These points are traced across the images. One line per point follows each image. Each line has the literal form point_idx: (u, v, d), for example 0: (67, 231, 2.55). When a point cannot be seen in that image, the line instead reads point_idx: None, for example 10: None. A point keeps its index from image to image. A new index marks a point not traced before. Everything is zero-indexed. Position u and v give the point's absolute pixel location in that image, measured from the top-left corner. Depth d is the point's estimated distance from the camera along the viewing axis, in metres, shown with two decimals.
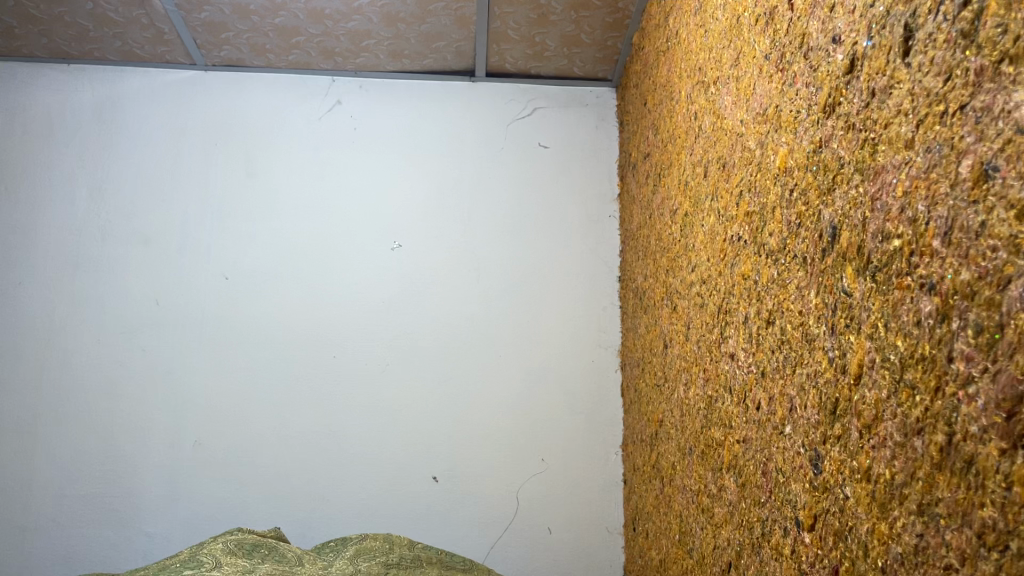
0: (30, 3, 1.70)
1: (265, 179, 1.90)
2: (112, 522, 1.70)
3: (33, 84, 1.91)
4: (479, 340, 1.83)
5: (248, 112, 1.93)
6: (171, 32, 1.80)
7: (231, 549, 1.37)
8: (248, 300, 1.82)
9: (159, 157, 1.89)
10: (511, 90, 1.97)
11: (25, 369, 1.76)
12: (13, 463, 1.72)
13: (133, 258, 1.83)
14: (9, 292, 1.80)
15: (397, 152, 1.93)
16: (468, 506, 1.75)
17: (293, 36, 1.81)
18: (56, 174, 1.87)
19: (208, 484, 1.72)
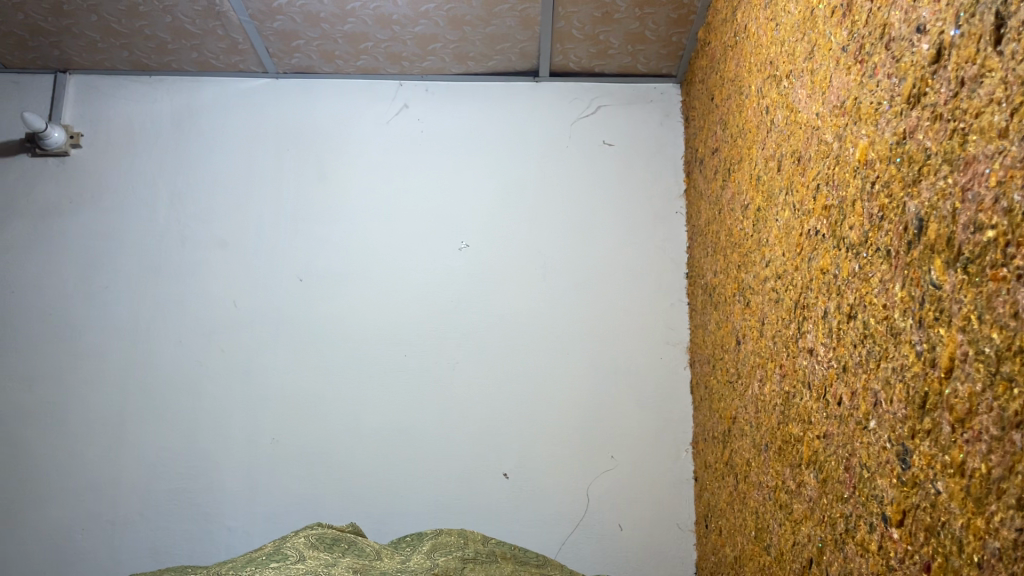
0: (113, 17, 1.78)
1: (335, 182, 1.94)
2: (195, 517, 1.75)
3: (114, 96, 1.99)
4: (547, 338, 1.85)
5: (319, 117, 1.98)
6: (245, 42, 1.86)
7: (313, 543, 1.42)
8: (321, 301, 1.87)
9: (234, 163, 1.95)
10: (575, 89, 1.98)
11: (111, 369, 1.83)
12: (102, 460, 1.79)
13: (212, 262, 1.89)
14: (95, 296, 1.88)
15: (463, 153, 1.96)
16: (538, 502, 1.76)
17: (362, 42, 1.85)
18: (138, 182, 1.94)
19: (286, 480, 1.77)
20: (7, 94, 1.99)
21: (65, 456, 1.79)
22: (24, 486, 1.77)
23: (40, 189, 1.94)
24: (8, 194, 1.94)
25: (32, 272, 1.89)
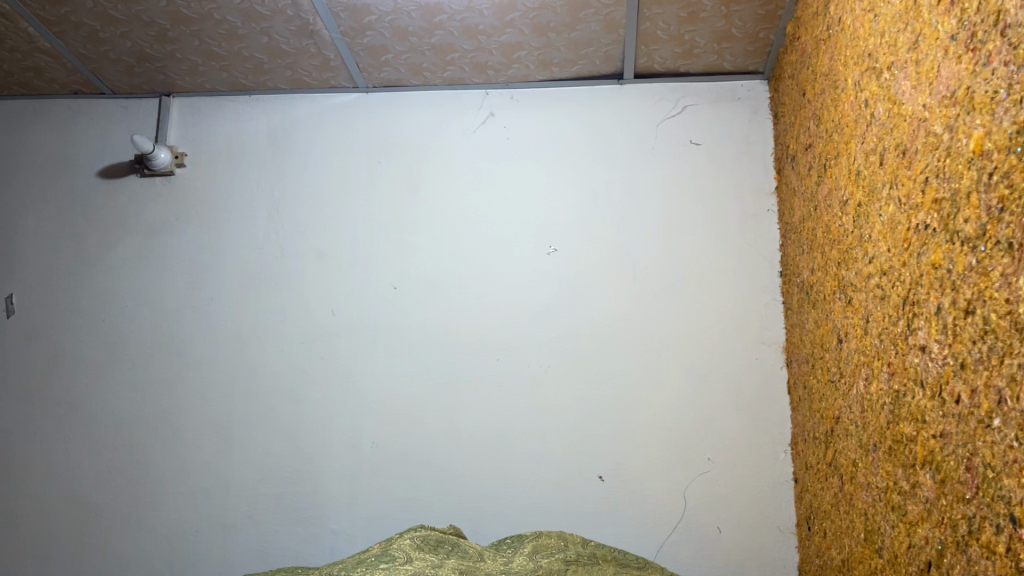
0: (213, 41, 1.86)
1: (425, 192, 1.99)
2: (301, 520, 1.81)
3: (214, 115, 2.08)
4: (639, 340, 1.84)
5: (408, 128, 2.03)
6: (336, 58, 1.92)
7: (419, 544, 1.45)
8: (414, 308, 1.91)
9: (328, 176, 2.02)
10: (660, 90, 1.98)
11: (218, 377, 1.91)
12: (211, 465, 1.86)
13: (310, 272, 1.96)
14: (201, 307, 1.96)
15: (550, 158, 1.98)
16: (635, 505, 1.75)
17: (449, 54, 1.89)
18: (238, 197, 2.02)
19: (386, 483, 1.81)
20: (116, 118, 2.10)
21: (177, 461, 1.87)
22: (140, 489, 1.86)
23: (149, 208, 2.04)
24: (119, 213, 2.04)
25: (143, 287, 1.99)
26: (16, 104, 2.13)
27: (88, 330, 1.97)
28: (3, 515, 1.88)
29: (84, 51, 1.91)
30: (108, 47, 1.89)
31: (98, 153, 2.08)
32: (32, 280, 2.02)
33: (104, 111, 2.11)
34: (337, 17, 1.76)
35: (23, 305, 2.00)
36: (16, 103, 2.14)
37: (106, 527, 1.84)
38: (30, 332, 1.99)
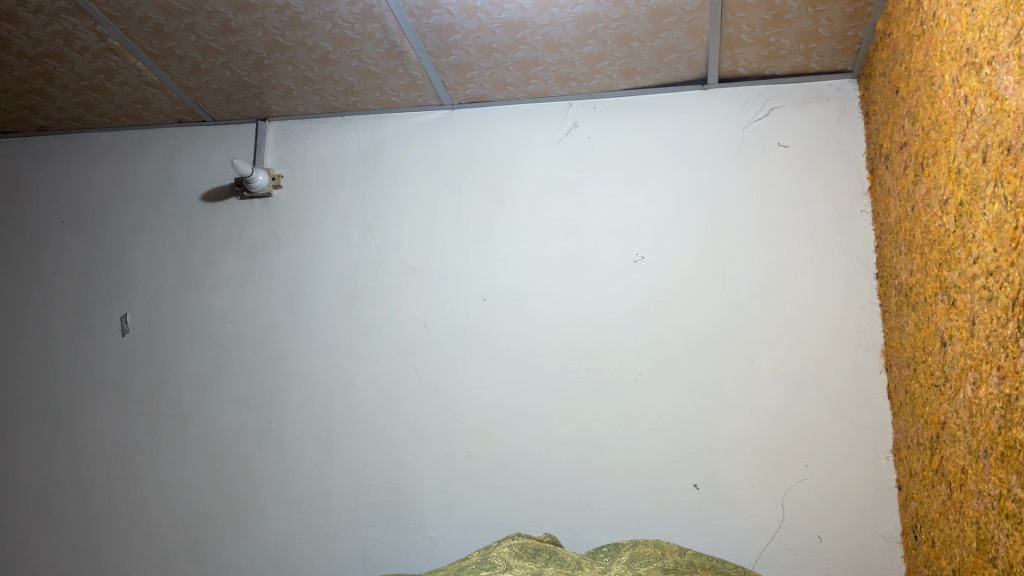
0: (306, 67, 1.94)
1: (512, 204, 2.02)
2: (400, 527, 1.85)
3: (309, 138, 2.16)
4: (731, 347, 1.83)
5: (493, 142, 2.07)
6: (423, 77, 1.97)
7: (517, 552, 1.47)
8: (503, 319, 1.94)
9: (417, 192, 2.07)
10: (746, 93, 1.97)
11: (318, 388, 1.98)
12: (314, 474, 1.93)
13: (403, 286, 2.01)
14: (301, 322, 2.04)
15: (635, 166, 1.98)
16: (732, 513, 1.73)
17: (532, 67, 1.91)
18: (333, 216, 2.10)
19: (482, 491, 1.84)
20: (216, 144, 2.21)
21: (281, 471, 1.94)
22: (247, 498, 1.94)
23: (249, 228, 2.13)
24: (222, 234, 2.14)
25: (246, 304, 2.08)
26: (125, 134, 2.26)
27: (195, 346, 2.07)
28: (121, 523, 1.98)
29: (187, 82, 2.01)
30: (209, 77, 1.99)
31: (201, 177, 2.19)
32: (143, 300, 2.13)
33: (205, 138, 2.22)
34: (424, 37, 1.81)
35: (135, 323, 2.11)
36: (125, 133, 2.26)
37: (217, 534, 1.93)
38: (142, 349, 2.09)
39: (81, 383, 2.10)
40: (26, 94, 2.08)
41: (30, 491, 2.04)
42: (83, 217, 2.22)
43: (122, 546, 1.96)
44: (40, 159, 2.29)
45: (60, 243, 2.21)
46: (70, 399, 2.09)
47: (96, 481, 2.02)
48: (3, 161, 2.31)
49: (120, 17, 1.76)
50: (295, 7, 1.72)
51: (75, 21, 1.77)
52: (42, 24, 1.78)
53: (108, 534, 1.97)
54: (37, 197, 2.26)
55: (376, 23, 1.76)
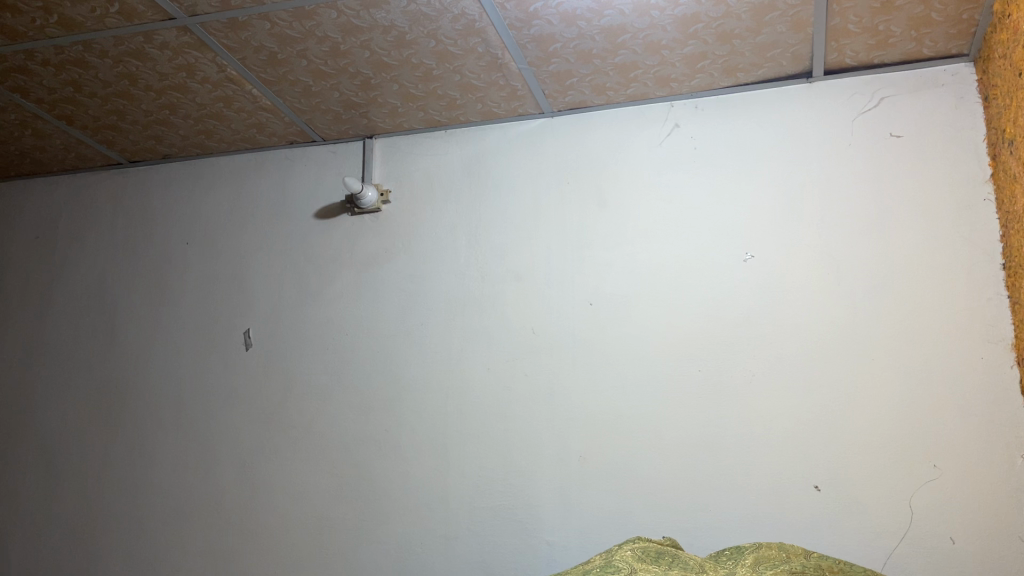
0: (411, 84, 2.00)
1: (615, 207, 2.03)
2: (517, 532, 1.88)
3: (414, 153, 2.23)
4: (848, 345, 1.79)
5: (594, 147, 2.08)
6: (523, 88, 2.00)
7: (640, 556, 1.48)
8: (611, 323, 1.95)
9: (521, 200, 2.10)
10: (854, 84, 1.92)
11: (432, 395, 2.03)
12: (432, 479, 1.98)
13: (510, 293, 2.05)
14: (413, 331, 2.10)
15: (740, 164, 1.96)
16: (856, 515, 1.69)
17: (632, 71, 1.92)
18: (440, 227, 2.15)
19: (597, 495, 1.85)
20: (327, 163, 2.29)
21: (400, 477, 2.00)
22: (369, 503, 2.00)
23: (361, 243, 2.21)
24: (335, 249, 2.23)
25: (360, 316, 2.15)
26: (242, 157, 2.37)
27: (313, 358, 2.16)
28: (252, 528, 2.07)
29: (299, 105, 2.10)
30: (319, 99, 2.07)
31: (313, 195, 2.28)
32: (264, 315, 2.23)
33: (316, 158, 2.31)
34: (524, 48, 1.83)
35: (257, 338, 2.22)
36: (241, 156, 2.38)
37: (341, 539, 2.00)
38: (264, 362, 2.19)
39: (209, 396, 2.21)
40: (152, 125, 2.21)
41: (167, 499, 2.16)
42: (206, 239, 2.34)
43: (254, 550, 2.06)
44: (164, 185, 2.43)
45: (185, 264, 2.34)
46: (199, 411, 2.20)
47: (226, 489, 2.12)
48: (132, 189, 2.45)
49: (237, 48, 1.85)
50: (401, 27, 1.77)
51: (197, 54, 1.88)
52: (167, 59, 1.89)
53: (240, 538, 2.07)
54: (163, 221, 2.40)
55: (478, 37, 1.80)
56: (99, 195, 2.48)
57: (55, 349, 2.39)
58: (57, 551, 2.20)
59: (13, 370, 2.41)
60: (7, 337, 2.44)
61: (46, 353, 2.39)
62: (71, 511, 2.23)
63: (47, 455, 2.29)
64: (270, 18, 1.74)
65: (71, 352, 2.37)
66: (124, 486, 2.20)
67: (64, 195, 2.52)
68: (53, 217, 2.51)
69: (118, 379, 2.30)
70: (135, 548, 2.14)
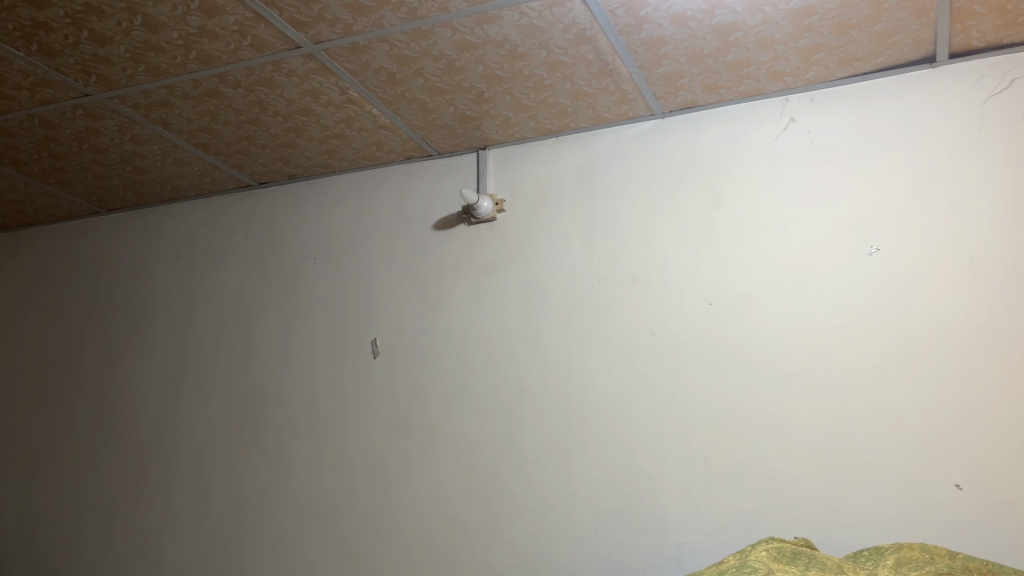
0: (522, 95, 2.04)
1: (731, 205, 2.02)
2: (644, 532, 1.89)
3: (526, 162, 2.28)
4: (985, 338, 1.72)
5: (707, 146, 2.07)
6: (634, 91, 2.02)
7: (775, 556, 1.47)
8: (731, 322, 1.94)
9: (634, 202, 2.12)
10: (981, 66, 1.85)
11: (553, 398, 2.07)
12: (556, 480, 2.01)
13: (627, 296, 2.06)
14: (532, 336, 2.14)
15: (861, 156, 1.92)
16: (1002, 514, 1.62)
17: (745, 68, 1.90)
18: (554, 233, 2.19)
19: (725, 495, 1.84)
20: (442, 176, 2.37)
21: (525, 478, 2.05)
22: (496, 504, 2.06)
23: (478, 252, 2.27)
24: (454, 259, 2.30)
25: (480, 322, 2.21)
26: (362, 174, 2.48)
27: (437, 364, 2.23)
28: (386, 529, 2.16)
29: (415, 122, 2.18)
30: (435, 115, 2.15)
31: (431, 207, 2.36)
32: (389, 324, 2.32)
33: (432, 171, 2.39)
34: (635, 53, 1.85)
35: (384, 347, 2.31)
36: (361, 173, 2.48)
37: (472, 539, 2.06)
38: (391, 369, 2.28)
39: (340, 403, 2.32)
40: (279, 148, 2.33)
41: (306, 502, 2.27)
42: (332, 254, 2.46)
43: (389, 550, 2.14)
44: (291, 204, 2.56)
45: (314, 277, 2.46)
46: (333, 418, 2.31)
47: (361, 491, 2.22)
48: (261, 209, 2.60)
49: (358, 71, 1.94)
50: (513, 40, 1.82)
51: (321, 79, 1.98)
52: (294, 85, 2.00)
53: (375, 539, 2.16)
54: (291, 239, 2.53)
55: (589, 45, 1.83)
56: (232, 217, 2.64)
57: (198, 362, 2.55)
58: (207, 552, 2.35)
59: (161, 383, 2.58)
60: (154, 353, 2.63)
61: (190, 366, 2.56)
62: (219, 514, 2.37)
63: (195, 462, 2.45)
64: (389, 41, 1.82)
65: (212, 365, 2.53)
66: (266, 490, 2.33)
67: (200, 218, 2.69)
68: (191, 239, 2.68)
69: (256, 388, 2.44)
70: (278, 548, 2.27)
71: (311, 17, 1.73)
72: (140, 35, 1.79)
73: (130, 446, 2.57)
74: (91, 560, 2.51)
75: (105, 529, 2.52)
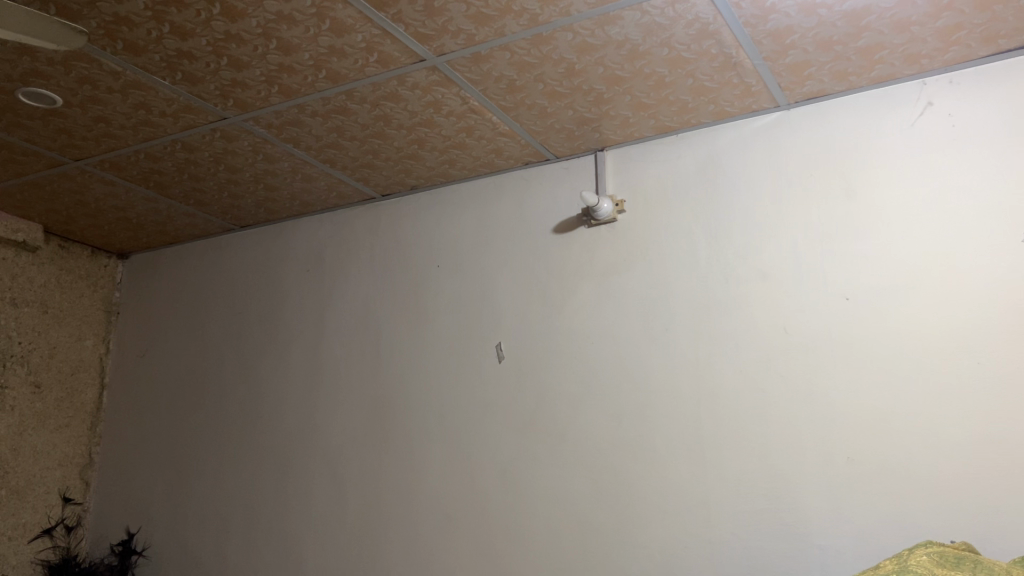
0: (643, 94, 2.03)
1: (866, 196, 1.94)
2: (785, 536, 1.84)
3: (645, 161, 2.26)
4: None
5: (837, 136, 2.01)
6: (758, 84, 1.97)
7: (937, 560, 1.40)
8: (871, 317, 1.87)
9: (761, 197, 2.07)
10: None
11: (684, 399, 2.04)
12: (690, 482, 1.98)
13: (757, 293, 2.01)
14: (659, 336, 2.12)
15: (1008, 138, 1.81)
16: None
17: (877, 53, 1.83)
18: (678, 232, 2.16)
19: (871, 497, 1.77)
20: (560, 179, 2.38)
21: (657, 480, 2.03)
22: (629, 507, 2.04)
23: (600, 253, 2.26)
24: (576, 261, 2.30)
25: (605, 324, 2.21)
26: (481, 181, 2.51)
27: (562, 366, 2.24)
28: (518, 531, 2.18)
29: (534, 127, 2.20)
30: (554, 119, 2.15)
31: (550, 211, 2.37)
32: (513, 328, 2.35)
33: (550, 175, 2.40)
34: (760, 44, 1.81)
35: (509, 351, 2.33)
36: (480, 180, 2.52)
37: (605, 542, 2.05)
38: (517, 373, 2.30)
39: (468, 407, 2.35)
40: (402, 160, 2.39)
41: (438, 504, 2.32)
42: (454, 261, 2.50)
43: (522, 552, 2.16)
44: (413, 214, 2.62)
45: (438, 285, 2.51)
46: (462, 421, 2.35)
47: (492, 494, 2.24)
48: (385, 220, 2.67)
49: (479, 80, 1.97)
50: (634, 40, 1.81)
51: (444, 90, 2.02)
52: (417, 98, 2.05)
53: (508, 541, 2.19)
54: (415, 247, 2.59)
55: (712, 39, 1.80)
56: (358, 229, 2.72)
57: (330, 370, 2.64)
58: (346, 553, 2.43)
59: (296, 391, 2.69)
60: (289, 362, 2.74)
61: (322, 374, 2.65)
62: (355, 516, 2.45)
63: (331, 466, 2.54)
64: (510, 48, 1.84)
65: (344, 372, 2.61)
66: (399, 493, 2.39)
67: (327, 231, 2.79)
68: (320, 251, 2.78)
69: (386, 394, 2.50)
70: (413, 548, 2.32)
71: (435, 30, 1.77)
72: (274, 58, 1.87)
73: (270, 451, 2.68)
74: (237, 560, 2.63)
75: (249, 530, 2.64)
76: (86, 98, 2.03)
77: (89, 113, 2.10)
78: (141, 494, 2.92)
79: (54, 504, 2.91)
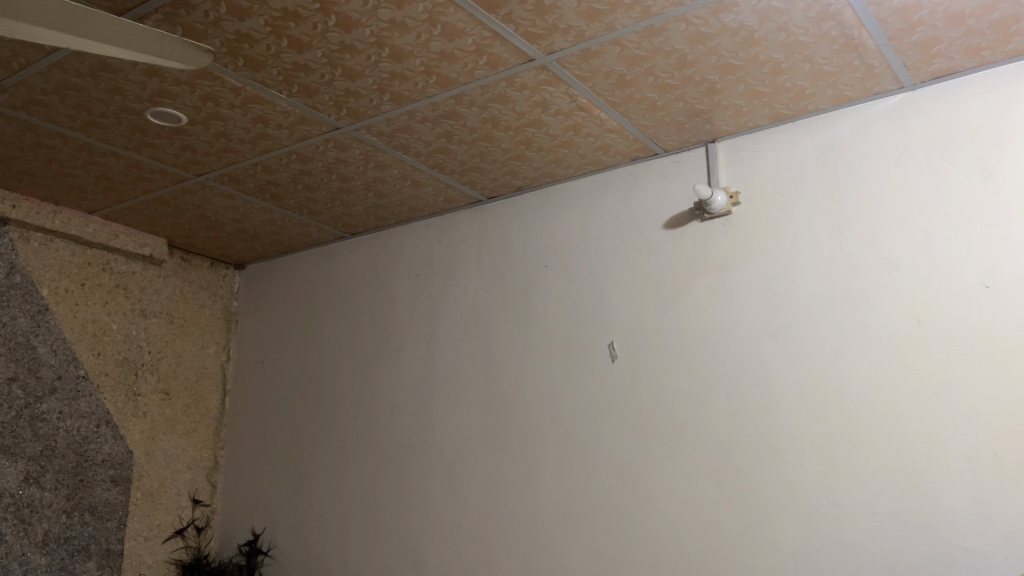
0: (757, 81, 1.97)
1: (1004, 178, 1.83)
2: (926, 538, 1.75)
3: (760, 150, 2.20)
4: None
5: (969, 115, 1.90)
6: (881, 65, 1.89)
7: None
8: (1015, 306, 1.76)
9: (887, 183, 1.98)
10: None
11: (811, 396, 1.97)
12: (820, 482, 1.91)
13: (886, 284, 1.93)
14: (781, 331, 2.05)
15: None
16: None
17: (1014, 25, 1.72)
18: (797, 222, 2.09)
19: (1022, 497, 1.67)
20: (670, 173, 2.34)
21: (784, 480, 1.96)
22: (754, 507, 1.99)
23: (714, 247, 2.21)
24: (689, 256, 2.25)
25: (722, 319, 2.15)
26: (588, 179, 2.49)
27: (679, 363, 2.19)
28: (638, 532, 2.15)
29: (644, 121, 2.16)
30: (664, 112, 2.12)
31: (661, 206, 2.33)
32: (626, 326, 2.31)
33: (660, 169, 2.36)
34: (884, 23, 1.73)
35: (623, 349, 2.30)
36: (587, 178, 2.50)
37: (730, 543, 2.00)
38: (632, 371, 2.27)
39: (583, 406, 2.33)
40: (509, 162, 2.40)
41: (556, 505, 2.31)
42: (563, 261, 2.49)
43: (643, 553, 2.12)
44: (520, 214, 2.62)
45: (547, 285, 2.50)
46: (576, 422, 2.33)
47: (610, 494, 2.22)
48: (492, 222, 2.68)
49: (588, 76, 1.96)
50: (750, 26, 1.75)
51: (552, 89, 2.01)
52: (526, 98, 2.05)
53: (628, 542, 2.16)
54: (523, 248, 2.59)
55: (833, 21, 1.73)
56: (465, 232, 2.74)
57: (443, 372, 2.67)
58: (465, 553, 2.45)
59: (410, 393, 2.73)
60: (402, 365, 2.78)
61: (435, 377, 2.68)
62: (473, 516, 2.46)
63: (447, 467, 2.56)
64: (621, 43, 1.82)
65: (457, 374, 2.63)
66: (516, 493, 2.39)
67: (435, 235, 2.82)
68: (428, 256, 2.82)
69: (500, 395, 2.51)
70: (531, 549, 2.32)
71: (546, 29, 1.76)
72: (387, 66, 1.90)
73: (386, 453, 2.73)
74: (359, 559, 2.69)
75: (369, 531, 2.69)
76: (209, 115, 2.11)
77: (210, 129, 2.18)
78: (264, 496, 3.02)
79: (185, 505, 3.04)
